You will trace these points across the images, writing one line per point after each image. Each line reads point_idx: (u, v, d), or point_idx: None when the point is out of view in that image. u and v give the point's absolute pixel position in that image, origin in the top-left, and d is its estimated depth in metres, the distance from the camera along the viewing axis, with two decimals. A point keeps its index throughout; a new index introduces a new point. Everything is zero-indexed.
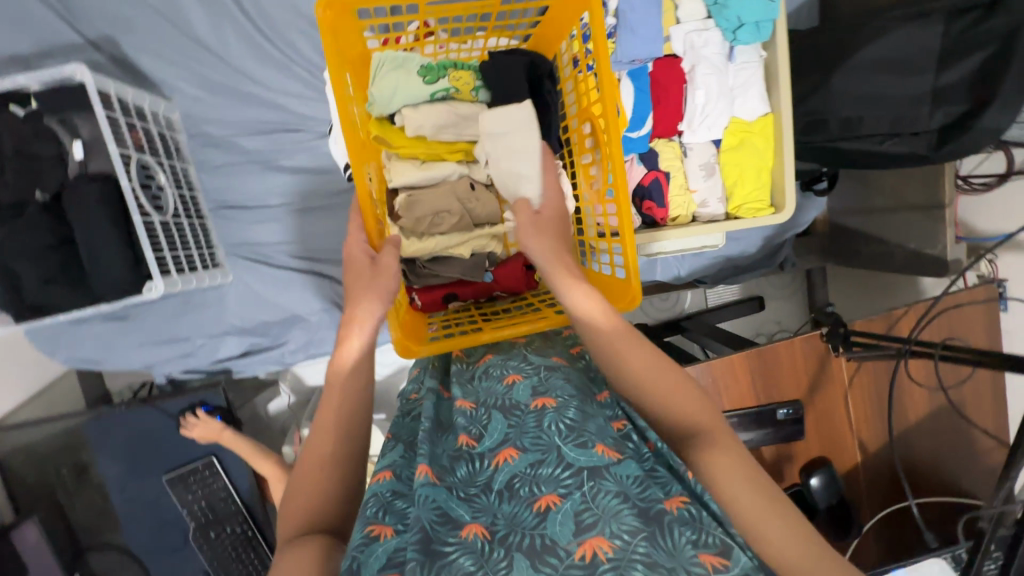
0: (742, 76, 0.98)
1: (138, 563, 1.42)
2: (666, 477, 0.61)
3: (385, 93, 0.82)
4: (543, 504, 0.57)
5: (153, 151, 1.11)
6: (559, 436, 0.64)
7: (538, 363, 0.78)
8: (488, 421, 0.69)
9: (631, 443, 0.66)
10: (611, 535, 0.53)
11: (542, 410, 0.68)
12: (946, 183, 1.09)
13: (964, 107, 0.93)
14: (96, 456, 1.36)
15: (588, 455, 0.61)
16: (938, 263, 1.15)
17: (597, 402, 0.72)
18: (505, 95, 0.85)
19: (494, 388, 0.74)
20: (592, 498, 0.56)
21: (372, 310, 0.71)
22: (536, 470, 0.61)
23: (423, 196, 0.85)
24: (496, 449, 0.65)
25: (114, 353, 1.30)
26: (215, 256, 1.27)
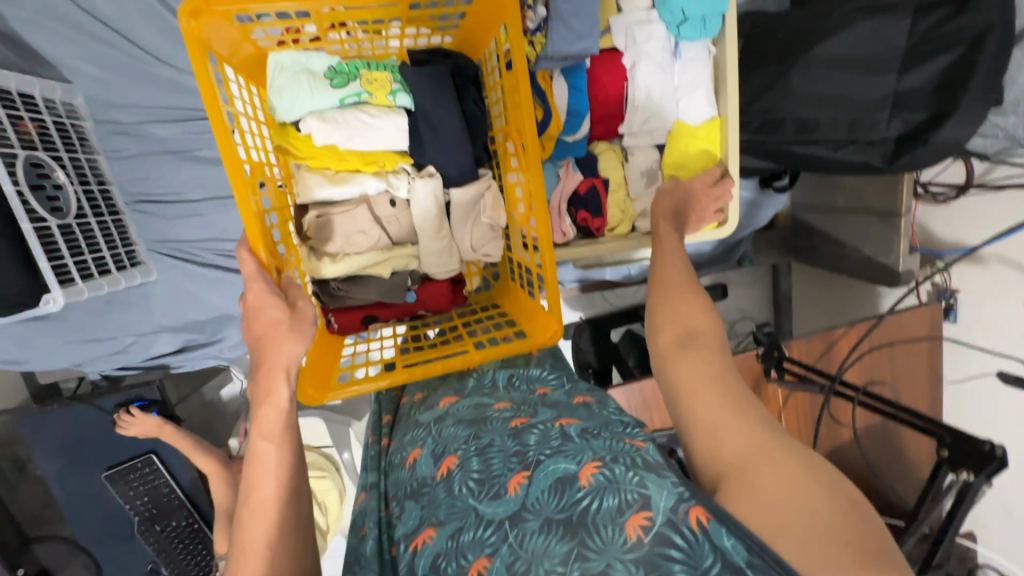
0: (688, 75, 0.89)
1: (87, 554, 1.42)
2: (578, 449, 0.56)
3: (287, 99, 0.71)
4: (473, 573, 0.49)
5: (48, 144, 1.02)
6: (472, 495, 0.56)
7: (428, 420, 0.69)
8: (403, 513, 0.60)
9: (535, 433, 0.60)
10: (546, 573, 0.46)
11: (449, 476, 0.59)
12: (905, 191, 1.03)
13: (924, 116, 0.86)
14: (32, 453, 1.34)
15: (504, 504, 0.53)
16: (890, 273, 1.11)
17: (494, 415, 0.65)
18: (429, 108, 0.77)
19: (400, 476, 0.66)
20: (519, 546, 0.49)
21: (299, 357, 0.60)
22: (458, 540, 0.53)
23: (337, 216, 0.77)
24: (411, 534, 0.57)
25: (36, 353, 1.23)
26: (134, 253, 1.19)
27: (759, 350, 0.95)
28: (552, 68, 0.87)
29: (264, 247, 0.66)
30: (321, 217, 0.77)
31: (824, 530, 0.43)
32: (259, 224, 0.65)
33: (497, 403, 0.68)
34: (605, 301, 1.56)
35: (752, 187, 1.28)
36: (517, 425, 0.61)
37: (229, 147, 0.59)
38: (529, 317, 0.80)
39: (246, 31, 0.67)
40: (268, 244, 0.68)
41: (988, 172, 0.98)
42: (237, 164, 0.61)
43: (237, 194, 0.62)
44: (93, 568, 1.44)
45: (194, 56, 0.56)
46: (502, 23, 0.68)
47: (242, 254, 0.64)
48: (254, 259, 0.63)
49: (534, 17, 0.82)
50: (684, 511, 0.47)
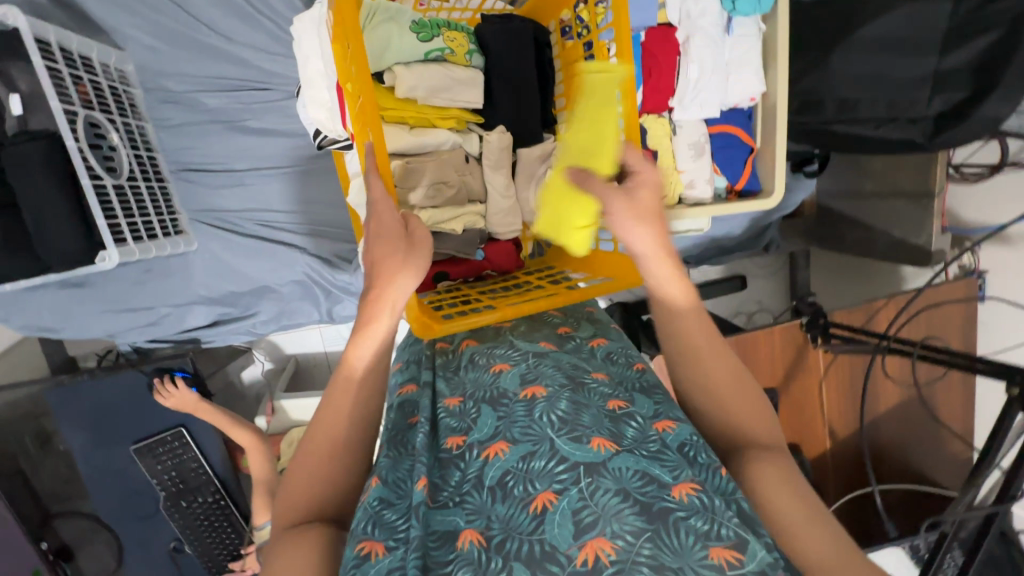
0: (739, 50, 0.92)
1: (109, 531, 1.41)
2: (676, 458, 0.55)
3: (378, 46, 0.73)
4: (540, 503, 0.52)
5: (103, 106, 1.03)
6: (551, 428, 0.58)
7: (527, 349, 0.70)
8: (477, 416, 0.62)
9: (632, 424, 0.59)
10: (613, 536, 0.48)
11: (531, 400, 0.61)
12: (938, 171, 1.07)
13: (965, 94, 0.90)
14: (59, 426, 1.32)
15: (584, 451, 0.55)
16: (922, 252, 1.15)
17: (592, 384, 0.64)
18: (508, 65, 0.78)
19: (481, 378, 0.67)
20: (590, 497, 0.51)
21: (407, 293, 0.62)
22: (529, 465, 0.55)
23: (420, 165, 0.77)
24: (484, 443, 0.59)
25: (72, 321, 1.23)
26: (178, 222, 1.20)
27: (803, 319, 0.98)
28: None
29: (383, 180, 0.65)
30: (406, 164, 0.76)
31: None
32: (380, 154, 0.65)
33: (595, 372, 0.67)
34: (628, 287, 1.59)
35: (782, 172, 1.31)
36: (616, 408, 0.61)
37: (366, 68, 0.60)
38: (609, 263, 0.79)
39: None
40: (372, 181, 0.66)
41: (1020, 151, 1.01)
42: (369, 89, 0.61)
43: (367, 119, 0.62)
44: (114, 545, 1.42)
45: None
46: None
47: (369, 175, 0.63)
48: (383, 184, 0.63)
49: None
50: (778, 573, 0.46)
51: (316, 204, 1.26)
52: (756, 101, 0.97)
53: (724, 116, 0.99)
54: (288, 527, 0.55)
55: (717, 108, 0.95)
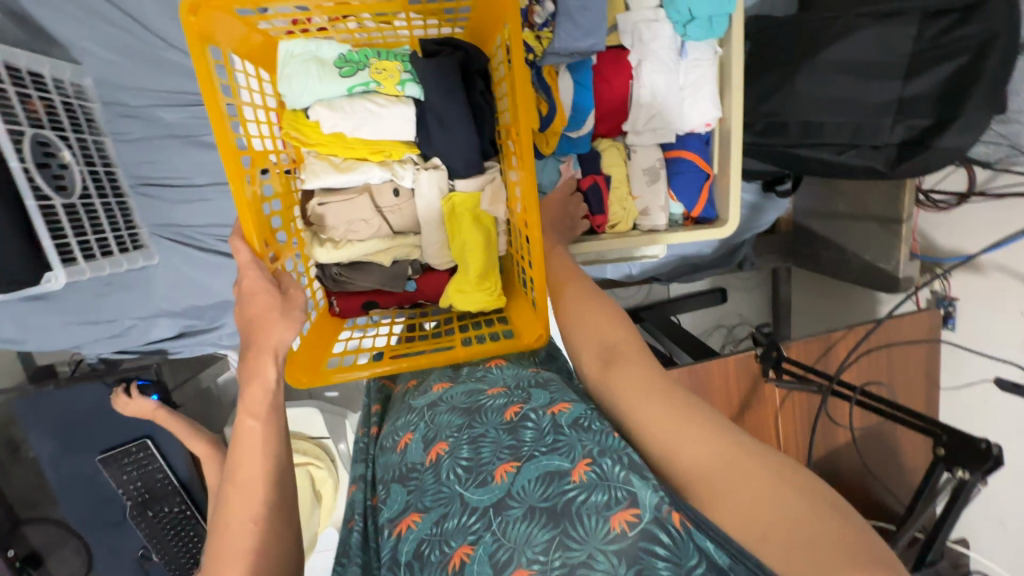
0: (693, 75, 0.89)
1: (78, 537, 1.42)
2: (570, 443, 0.54)
3: (296, 86, 0.72)
4: (457, 560, 0.50)
5: (55, 123, 1.02)
6: (459, 481, 0.56)
7: (421, 406, 0.67)
8: (388, 496, 0.60)
9: (530, 426, 0.57)
10: (528, 563, 0.47)
11: (437, 462, 0.58)
12: (907, 198, 1.03)
13: (927, 121, 0.87)
14: (28, 434, 1.34)
15: (489, 491, 0.53)
16: (890, 278, 1.12)
17: (488, 403, 0.62)
18: (436, 100, 0.75)
19: (389, 460, 0.64)
20: (502, 533, 0.50)
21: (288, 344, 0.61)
22: (443, 526, 0.53)
23: (341, 202, 0.78)
24: (396, 519, 0.57)
25: (34, 333, 1.23)
26: (138, 236, 1.20)
27: (757, 350, 0.96)
28: (559, 63, 0.87)
29: (263, 234, 0.67)
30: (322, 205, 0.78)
31: (787, 524, 0.43)
32: (253, 213, 0.65)
33: (491, 389, 0.65)
34: None
35: (754, 190, 1.29)
36: (512, 417, 0.59)
37: (226, 133, 0.60)
38: (520, 316, 0.79)
39: (253, 21, 0.68)
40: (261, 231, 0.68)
41: (989, 180, 0.99)
42: (232, 151, 0.61)
43: (232, 184, 0.62)
44: (84, 551, 1.43)
45: (195, 46, 0.57)
46: (504, 20, 0.68)
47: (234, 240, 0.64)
48: (249, 248, 0.64)
49: (540, 13, 0.83)
50: (668, 509, 0.47)
51: None
52: (713, 127, 0.93)
53: (680, 141, 0.96)
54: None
55: (672, 133, 0.92)
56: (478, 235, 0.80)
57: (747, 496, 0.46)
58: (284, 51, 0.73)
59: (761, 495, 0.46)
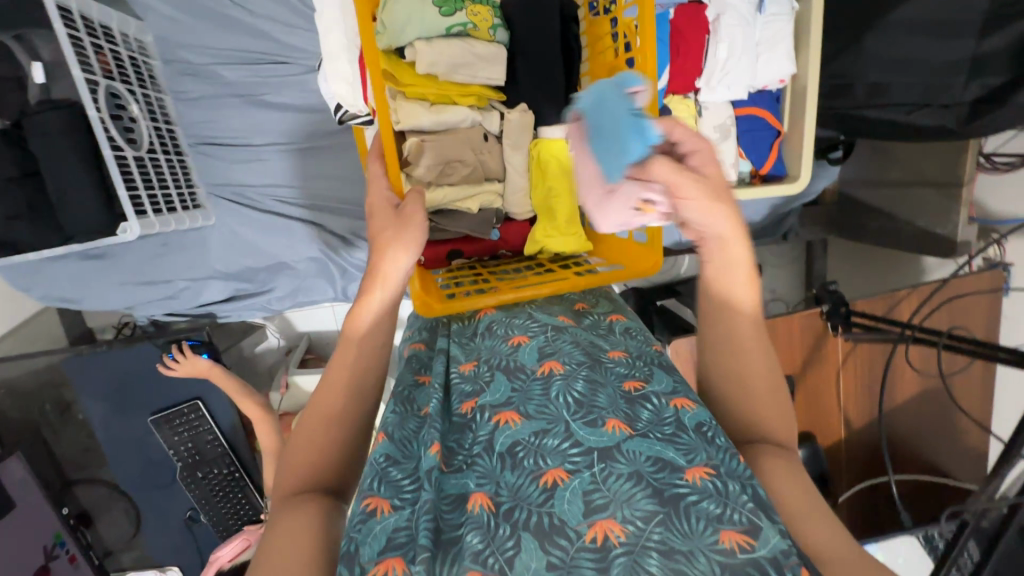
0: (771, 29, 0.90)
1: (127, 498, 1.44)
2: (692, 444, 0.54)
3: (397, 23, 0.71)
4: (550, 479, 0.52)
5: (123, 77, 1.02)
6: (566, 408, 0.57)
7: (545, 322, 0.70)
8: (492, 380, 0.63)
9: (649, 407, 0.58)
10: (624, 520, 0.48)
11: (548, 377, 0.61)
12: (969, 160, 1.05)
13: (1001, 79, 0.87)
14: (80, 395, 1.35)
15: (598, 435, 0.54)
16: (947, 243, 1.13)
17: (609, 363, 0.64)
18: (533, 43, 0.77)
19: (496, 347, 0.67)
20: (602, 480, 0.51)
21: (402, 267, 0.64)
22: (540, 440, 0.55)
23: (436, 142, 0.76)
24: (496, 408, 0.59)
25: (91, 292, 1.24)
26: (196, 196, 1.20)
27: (822, 307, 0.97)
28: None
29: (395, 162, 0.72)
30: (420, 143, 0.75)
31: None
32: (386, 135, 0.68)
33: (611, 351, 0.66)
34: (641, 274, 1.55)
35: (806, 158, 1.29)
36: (631, 389, 0.60)
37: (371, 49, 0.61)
38: (625, 252, 0.81)
39: None
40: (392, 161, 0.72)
41: None
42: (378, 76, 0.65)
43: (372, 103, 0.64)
44: (132, 512, 1.45)
45: None
46: None
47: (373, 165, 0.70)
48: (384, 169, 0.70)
49: None
50: (794, 561, 0.45)
51: (334, 181, 1.25)
52: (786, 83, 0.95)
53: (751, 98, 0.97)
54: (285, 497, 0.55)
55: (745, 90, 0.93)
56: (567, 179, 0.82)
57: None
58: None
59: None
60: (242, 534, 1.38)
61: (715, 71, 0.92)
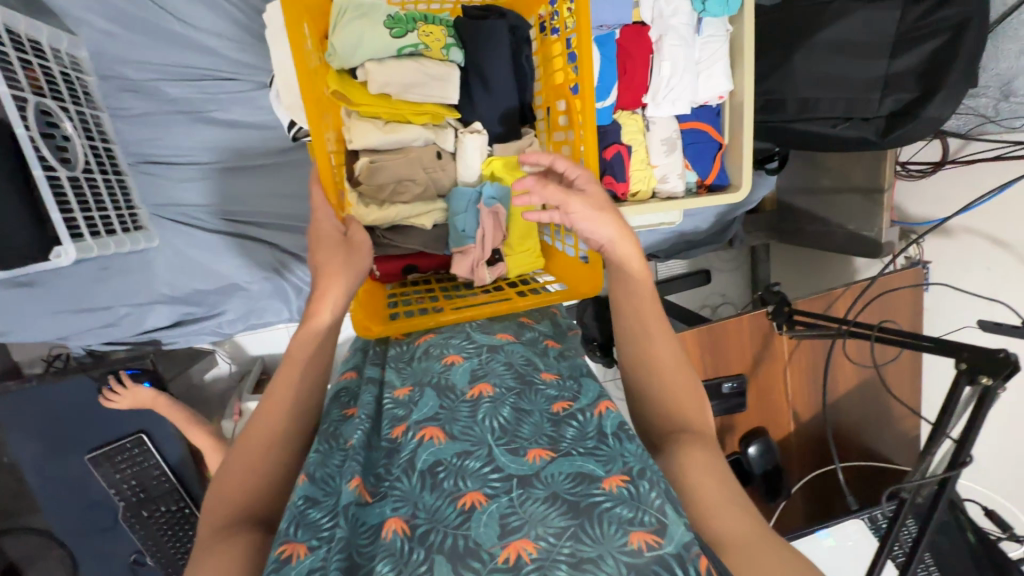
0: (709, 49, 0.96)
1: (61, 546, 1.32)
2: (611, 455, 0.56)
3: (348, 44, 0.72)
4: (467, 502, 0.51)
5: (54, 93, 0.97)
6: (490, 433, 0.58)
7: (481, 343, 0.71)
8: (420, 400, 0.62)
9: (573, 425, 0.60)
10: (537, 537, 0.48)
11: (477, 400, 0.62)
12: (888, 168, 1.15)
13: (913, 94, 0.96)
14: (6, 436, 1.24)
15: (519, 462, 0.55)
16: (874, 245, 1.23)
17: (540, 386, 0.65)
18: (485, 64, 0.79)
19: (431, 367, 0.67)
20: (519, 503, 0.51)
21: (355, 283, 0.67)
22: (462, 462, 0.55)
23: (389, 161, 0.78)
24: (421, 425, 0.59)
25: (20, 323, 1.15)
26: (138, 217, 1.14)
27: (768, 308, 1.03)
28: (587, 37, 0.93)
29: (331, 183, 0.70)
30: (373, 161, 0.78)
31: None
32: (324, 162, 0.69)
33: (545, 372, 0.67)
34: None
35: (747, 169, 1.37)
36: (558, 410, 0.61)
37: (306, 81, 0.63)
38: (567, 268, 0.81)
39: None
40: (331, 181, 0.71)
41: (961, 149, 1.10)
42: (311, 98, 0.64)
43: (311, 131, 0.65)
44: (68, 561, 1.33)
45: None
46: None
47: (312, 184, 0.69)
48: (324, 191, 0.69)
49: None
50: (695, 553, 0.48)
51: (288, 198, 1.22)
52: (724, 99, 1.01)
53: (693, 113, 1.04)
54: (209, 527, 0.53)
55: (687, 105, 0.99)
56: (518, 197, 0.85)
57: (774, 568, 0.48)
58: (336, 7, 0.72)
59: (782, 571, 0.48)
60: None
61: (658, 88, 0.97)
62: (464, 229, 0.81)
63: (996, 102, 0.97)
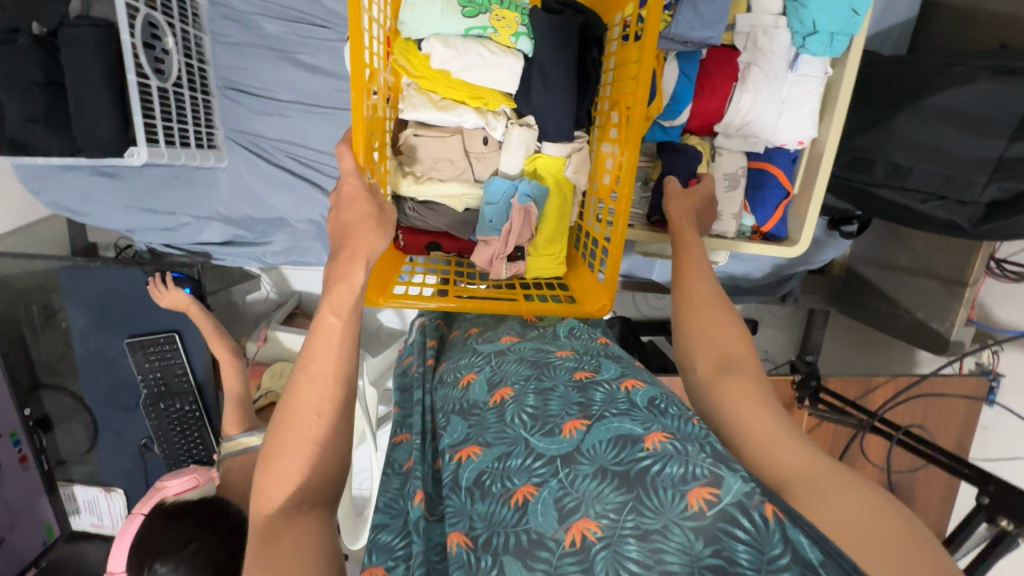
0: (798, 90, 0.89)
1: (88, 413, 1.46)
2: (646, 418, 0.55)
3: (417, 16, 0.74)
4: (520, 497, 0.51)
5: (166, 9, 1.05)
6: (523, 426, 0.57)
7: (488, 351, 0.70)
8: (448, 425, 0.63)
9: (600, 389, 0.59)
10: (597, 515, 0.48)
11: (501, 404, 0.61)
12: (978, 262, 1.02)
13: (1020, 187, 0.84)
14: (66, 304, 1.38)
15: (557, 442, 0.54)
16: (941, 340, 1.10)
17: (557, 362, 0.64)
18: (548, 60, 0.76)
19: (450, 394, 0.67)
20: (570, 483, 0.51)
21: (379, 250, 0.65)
22: (505, 464, 0.55)
23: (431, 138, 0.78)
24: (456, 446, 0.59)
25: (97, 208, 1.27)
26: (214, 136, 1.22)
27: (796, 377, 0.95)
28: (669, 50, 0.88)
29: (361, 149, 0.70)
30: (415, 136, 0.79)
31: (893, 536, 0.45)
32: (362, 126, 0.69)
33: (558, 351, 0.67)
34: (635, 305, 1.54)
35: (820, 225, 1.27)
36: (583, 378, 0.61)
37: (355, 46, 0.63)
38: (583, 286, 0.80)
39: None
40: (366, 148, 0.71)
41: None
42: (358, 66, 0.64)
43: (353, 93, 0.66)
44: (91, 428, 1.47)
45: None
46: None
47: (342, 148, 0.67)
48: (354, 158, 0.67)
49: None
50: (758, 500, 0.46)
51: None
52: (804, 146, 0.93)
53: (766, 153, 0.96)
54: (266, 520, 0.53)
55: (761, 144, 0.94)
56: (557, 199, 0.82)
57: (849, 503, 0.48)
58: None
59: (849, 508, 0.48)
60: (191, 470, 1.16)
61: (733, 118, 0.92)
62: (492, 220, 0.80)
63: None
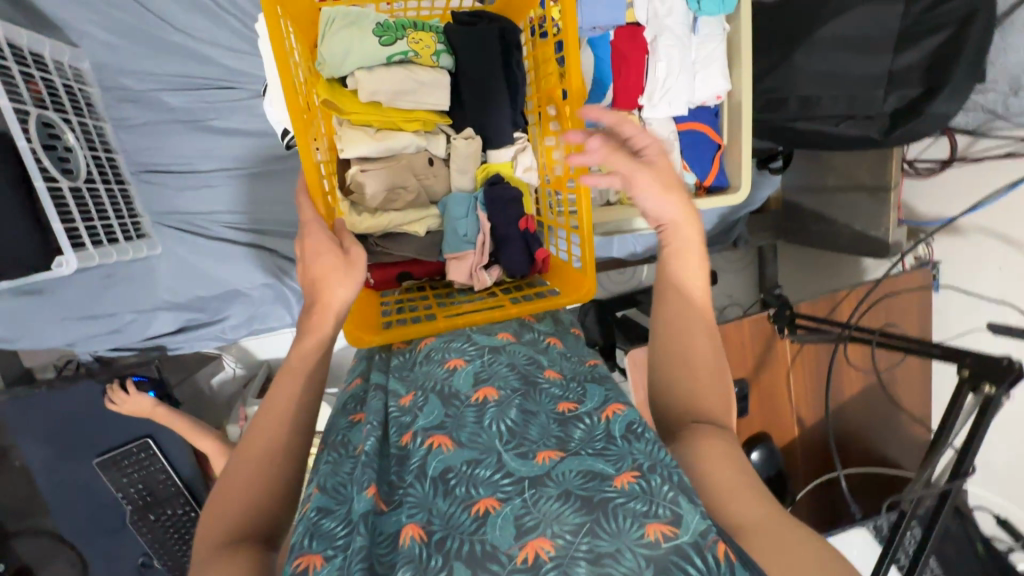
0: (705, 49, 0.95)
1: (71, 548, 1.34)
2: (620, 453, 0.55)
3: (337, 53, 0.73)
4: (482, 507, 0.51)
5: (57, 106, 0.99)
6: (498, 437, 0.57)
7: (482, 344, 0.70)
8: (425, 406, 0.62)
9: (581, 425, 0.59)
10: (553, 536, 0.48)
11: (482, 404, 0.61)
12: (894, 166, 1.12)
13: (917, 91, 0.94)
14: (17, 440, 1.26)
15: (529, 465, 0.54)
16: (880, 244, 1.20)
17: (544, 384, 0.64)
18: (472, 70, 0.78)
19: (433, 372, 0.66)
20: (532, 504, 0.51)
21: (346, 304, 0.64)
22: (473, 469, 0.54)
23: (379, 170, 0.79)
24: (429, 431, 0.59)
25: (27, 329, 1.17)
26: (140, 225, 1.16)
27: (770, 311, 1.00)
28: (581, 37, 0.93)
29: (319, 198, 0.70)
30: (363, 171, 0.79)
31: None
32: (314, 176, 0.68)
33: (548, 369, 0.66)
34: (604, 284, 1.57)
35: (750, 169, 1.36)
36: (565, 411, 0.60)
37: (291, 91, 0.62)
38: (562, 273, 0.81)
39: None
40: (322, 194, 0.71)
41: (969, 146, 1.07)
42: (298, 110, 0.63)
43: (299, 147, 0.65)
44: (78, 562, 1.36)
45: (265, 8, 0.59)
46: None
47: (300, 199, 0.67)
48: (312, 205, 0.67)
49: None
50: (711, 540, 0.47)
51: (287, 204, 1.23)
52: (722, 99, 1.00)
53: (691, 114, 1.02)
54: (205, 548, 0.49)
55: (684, 106, 0.97)
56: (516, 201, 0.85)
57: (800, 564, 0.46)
58: (325, 18, 0.73)
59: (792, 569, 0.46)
60: None
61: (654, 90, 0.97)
62: (464, 234, 0.81)
63: (1005, 97, 0.92)
